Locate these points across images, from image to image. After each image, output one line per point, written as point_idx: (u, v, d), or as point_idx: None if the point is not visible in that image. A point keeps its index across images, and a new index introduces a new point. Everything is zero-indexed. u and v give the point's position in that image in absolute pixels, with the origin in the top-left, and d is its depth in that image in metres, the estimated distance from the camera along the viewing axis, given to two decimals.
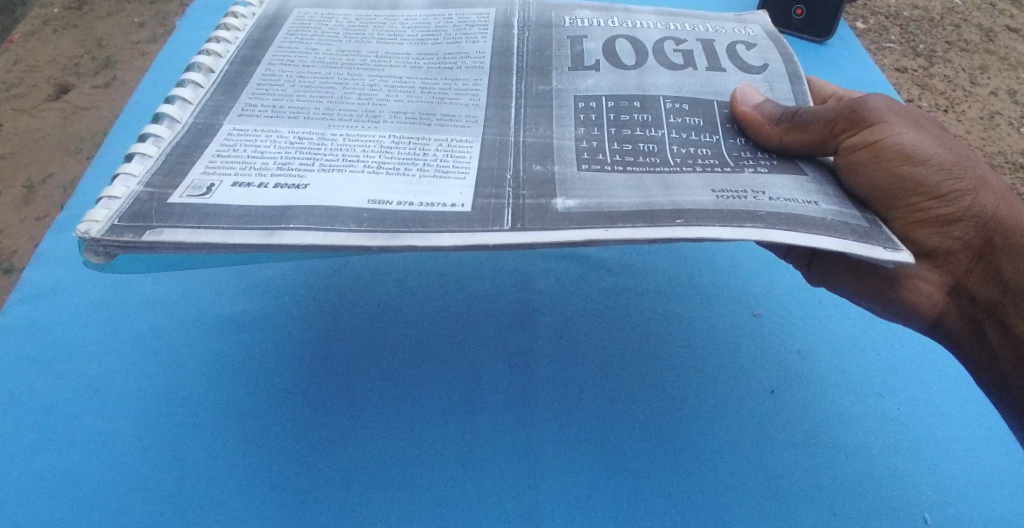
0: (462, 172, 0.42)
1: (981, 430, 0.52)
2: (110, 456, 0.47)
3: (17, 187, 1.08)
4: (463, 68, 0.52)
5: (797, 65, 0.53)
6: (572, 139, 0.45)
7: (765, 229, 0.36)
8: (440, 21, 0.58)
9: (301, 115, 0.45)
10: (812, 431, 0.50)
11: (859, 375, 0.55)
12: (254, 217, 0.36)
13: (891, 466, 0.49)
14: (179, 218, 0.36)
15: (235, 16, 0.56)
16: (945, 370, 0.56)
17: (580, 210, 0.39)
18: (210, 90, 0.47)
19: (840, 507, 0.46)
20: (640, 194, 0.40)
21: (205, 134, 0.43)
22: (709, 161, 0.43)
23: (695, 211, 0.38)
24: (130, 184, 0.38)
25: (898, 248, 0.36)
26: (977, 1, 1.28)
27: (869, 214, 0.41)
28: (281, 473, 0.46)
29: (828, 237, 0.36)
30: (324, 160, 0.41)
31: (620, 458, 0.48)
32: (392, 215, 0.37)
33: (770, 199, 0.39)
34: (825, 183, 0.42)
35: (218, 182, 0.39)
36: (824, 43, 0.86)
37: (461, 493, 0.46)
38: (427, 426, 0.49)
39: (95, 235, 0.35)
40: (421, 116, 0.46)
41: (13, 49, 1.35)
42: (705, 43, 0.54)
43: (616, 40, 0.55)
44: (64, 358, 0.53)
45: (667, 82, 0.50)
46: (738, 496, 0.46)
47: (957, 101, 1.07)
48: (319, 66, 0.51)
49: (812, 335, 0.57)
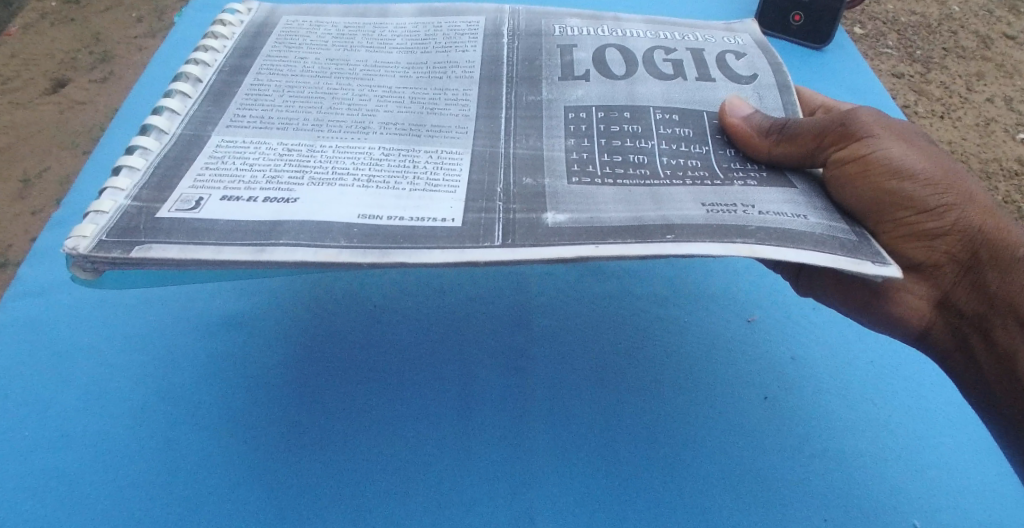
0: (452, 185, 0.42)
1: (969, 439, 0.52)
2: (100, 458, 0.47)
3: (13, 181, 1.07)
4: (452, 77, 0.52)
5: (787, 76, 0.53)
6: (562, 151, 0.46)
7: (753, 245, 0.36)
8: (428, 29, 0.58)
9: (290, 127, 0.46)
10: (802, 440, 0.51)
11: (848, 383, 0.55)
12: (244, 232, 0.37)
13: (879, 475, 0.49)
14: (169, 233, 0.37)
15: (224, 23, 0.56)
16: (933, 380, 0.56)
17: (570, 225, 0.39)
18: (198, 100, 0.48)
19: (829, 514, 0.47)
20: (630, 209, 0.40)
21: (195, 145, 0.44)
22: (698, 174, 0.44)
23: (685, 227, 0.38)
24: (118, 198, 0.39)
25: (886, 262, 0.37)
26: (974, 7, 1.29)
27: (859, 228, 0.41)
28: (275, 476, 0.46)
29: (817, 254, 0.36)
30: (313, 173, 0.41)
31: (612, 463, 0.48)
32: (384, 230, 0.37)
33: (760, 214, 0.39)
34: (814, 197, 0.43)
35: (206, 196, 0.39)
36: (821, 51, 0.86)
37: (453, 499, 0.46)
38: (419, 430, 0.49)
39: (84, 252, 0.35)
40: (411, 127, 0.47)
41: (10, 41, 1.34)
42: (695, 52, 0.55)
43: (607, 49, 0.55)
44: (55, 358, 0.53)
45: (657, 92, 0.51)
46: (728, 503, 0.46)
47: (953, 108, 1.07)
48: (308, 76, 0.51)
49: (802, 346, 0.57)
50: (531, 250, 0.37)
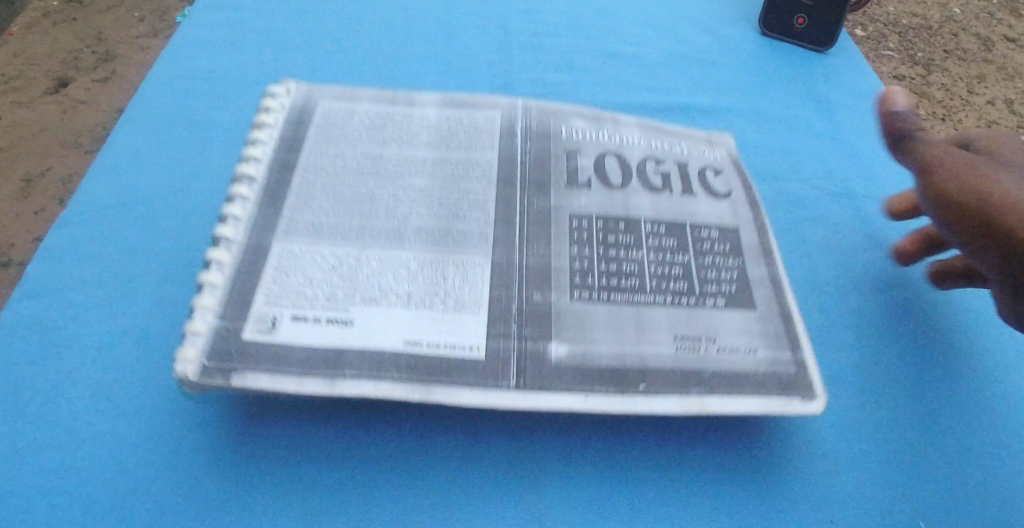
0: (476, 305, 0.48)
1: (995, 439, 0.50)
2: (104, 457, 0.46)
3: (16, 180, 1.07)
4: (474, 179, 0.57)
5: (757, 196, 0.60)
6: (568, 259, 0.52)
7: (705, 398, 0.44)
8: (452, 125, 0.61)
9: (338, 235, 0.50)
10: (819, 432, 0.49)
11: (871, 378, 0.52)
12: (317, 362, 0.43)
13: (895, 475, 0.47)
14: (257, 361, 0.42)
15: (267, 109, 0.59)
16: (961, 371, 0.53)
17: (569, 363, 0.45)
18: (256, 205, 0.51)
19: (835, 514, 0.44)
20: (617, 339, 0.47)
21: (259, 257, 0.48)
22: (677, 287, 0.51)
23: (657, 373, 0.46)
24: (207, 318, 0.44)
25: (812, 396, 0.46)
26: (975, 10, 1.29)
27: (805, 355, 0.48)
28: (268, 472, 0.45)
29: (753, 400, 0.45)
30: (364, 291, 0.47)
31: (618, 459, 0.46)
32: (425, 360, 0.44)
33: (718, 351, 0.47)
34: (769, 322, 0.50)
35: (279, 315, 0.44)
36: (824, 52, 0.85)
37: (449, 497, 0.44)
38: (418, 427, 0.47)
39: (192, 378, 0.41)
40: (442, 236, 0.52)
41: (12, 41, 1.34)
42: (681, 166, 0.61)
43: (605, 158, 0.61)
44: (52, 354, 0.52)
45: (648, 206, 0.57)
46: (743, 498, 0.45)
47: (954, 110, 1.08)
48: (349, 177, 0.55)
49: (823, 335, 0.54)
50: (535, 398, 0.43)
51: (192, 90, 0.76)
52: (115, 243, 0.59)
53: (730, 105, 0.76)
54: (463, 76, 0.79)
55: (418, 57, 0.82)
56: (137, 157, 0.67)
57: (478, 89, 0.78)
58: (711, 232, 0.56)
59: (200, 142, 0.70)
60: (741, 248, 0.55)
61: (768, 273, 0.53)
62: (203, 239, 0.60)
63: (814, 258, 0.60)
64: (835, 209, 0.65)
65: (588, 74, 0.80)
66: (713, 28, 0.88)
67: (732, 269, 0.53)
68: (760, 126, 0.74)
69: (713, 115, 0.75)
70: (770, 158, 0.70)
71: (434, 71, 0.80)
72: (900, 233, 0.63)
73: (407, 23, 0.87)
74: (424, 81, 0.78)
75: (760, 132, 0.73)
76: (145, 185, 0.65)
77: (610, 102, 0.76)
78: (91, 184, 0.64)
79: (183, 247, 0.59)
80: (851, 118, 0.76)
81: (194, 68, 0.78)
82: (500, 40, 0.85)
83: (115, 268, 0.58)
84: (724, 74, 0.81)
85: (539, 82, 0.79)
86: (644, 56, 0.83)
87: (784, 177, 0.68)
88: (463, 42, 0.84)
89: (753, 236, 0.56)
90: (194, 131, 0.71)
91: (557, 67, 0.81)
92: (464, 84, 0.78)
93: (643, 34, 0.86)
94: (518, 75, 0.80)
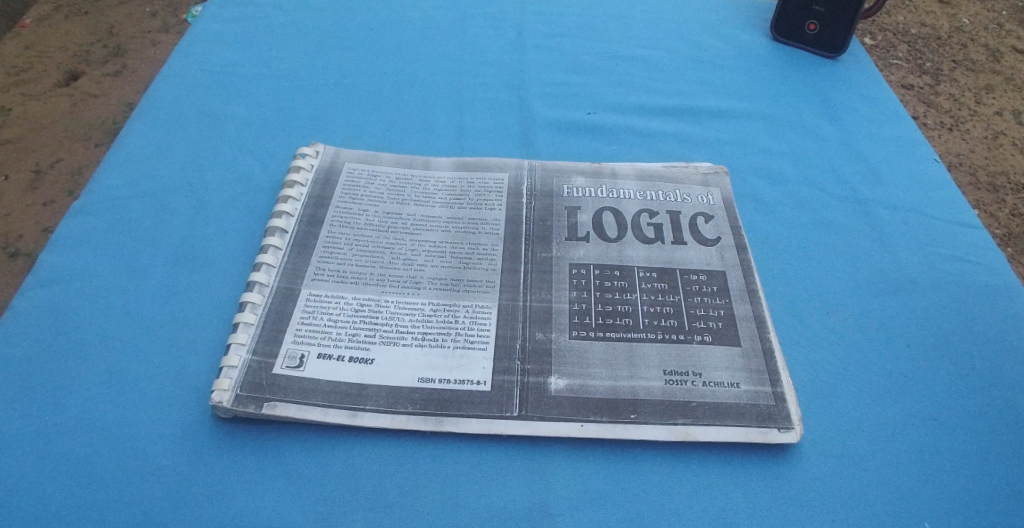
0: (483, 341, 0.51)
1: (1004, 441, 0.49)
2: (119, 444, 0.47)
3: (25, 171, 1.07)
4: (483, 233, 0.59)
5: (745, 240, 0.60)
6: (567, 302, 0.54)
7: (689, 427, 0.48)
8: (464, 185, 0.64)
9: (361, 281, 0.55)
10: (823, 438, 0.49)
11: (878, 382, 0.52)
12: (340, 395, 0.48)
13: (901, 476, 0.47)
14: (287, 392, 0.48)
15: (298, 169, 0.64)
16: (970, 377, 0.53)
17: (566, 394, 0.49)
18: (287, 253, 0.57)
19: (838, 513, 0.45)
20: (609, 374, 0.50)
21: (289, 299, 0.53)
22: (670, 324, 0.53)
23: (647, 405, 0.49)
24: (241, 352, 0.50)
25: (788, 426, 0.48)
26: (983, 20, 1.29)
27: (786, 386, 0.50)
28: (286, 465, 0.46)
29: (733, 430, 0.48)
30: (382, 331, 0.51)
31: (625, 459, 0.47)
32: (437, 396, 0.48)
33: (704, 385, 0.50)
34: (755, 356, 0.51)
35: (307, 354, 0.50)
36: (835, 59, 0.85)
37: (457, 495, 0.45)
38: (427, 419, 0.48)
39: (227, 404, 0.47)
40: (453, 282, 0.55)
41: (24, 33, 1.35)
42: (673, 215, 0.61)
43: (603, 212, 0.61)
44: (66, 339, 0.52)
45: (642, 254, 0.58)
46: (744, 502, 0.45)
47: (962, 120, 1.07)
48: (371, 230, 0.59)
49: (827, 344, 0.54)
50: (535, 425, 0.48)
51: (205, 83, 0.76)
52: (128, 233, 0.60)
53: (739, 108, 0.77)
54: (474, 74, 0.80)
55: (429, 56, 0.82)
56: (152, 148, 0.68)
57: (490, 88, 0.78)
58: (700, 275, 0.56)
59: (213, 134, 0.70)
60: (728, 289, 0.56)
61: (753, 311, 0.54)
62: (215, 231, 0.61)
63: (824, 261, 0.61)
64: (844, 212, 0.66)
65: (598, 76, 0.80)
66: (723, 31, 0.88)
67: (720, 308, 0.54)
68: (769, 131, 0.74)
69: (722, 119, 0.75)
70: (780, 162, 0.71)
71: (445, 69, 0.80)
72: (910, 238, 0.63)
73: (418, 21, 0.87)
74: (434, 79, 0.79)
75: (768, 137, 0.74)
76: (158, 176, 0.65)
77: (621, 104, 0.76)
78: (105, 175, 0.65)
79: (195, 237, 0.60)
80: (861, 123, 0.76)
81: (207, 62, 0.79)
82: (511, 40, 0.85)
83: (127, 257, 0.58)
84: (733, 78, 0.81)
85: (550, 83, 0.79)
86: (654, 58, 0.83)
87: (793, 181, 0.69)
88: (473, 42, 0.85)
89: (740, 280, 0.57)
90: (206, 124, 0.71)
91: (567, 68, 0.82)
92: (475, 83, 0.79)
93: (652, 37, 0.87)
94: (528, 75, 0.80)
